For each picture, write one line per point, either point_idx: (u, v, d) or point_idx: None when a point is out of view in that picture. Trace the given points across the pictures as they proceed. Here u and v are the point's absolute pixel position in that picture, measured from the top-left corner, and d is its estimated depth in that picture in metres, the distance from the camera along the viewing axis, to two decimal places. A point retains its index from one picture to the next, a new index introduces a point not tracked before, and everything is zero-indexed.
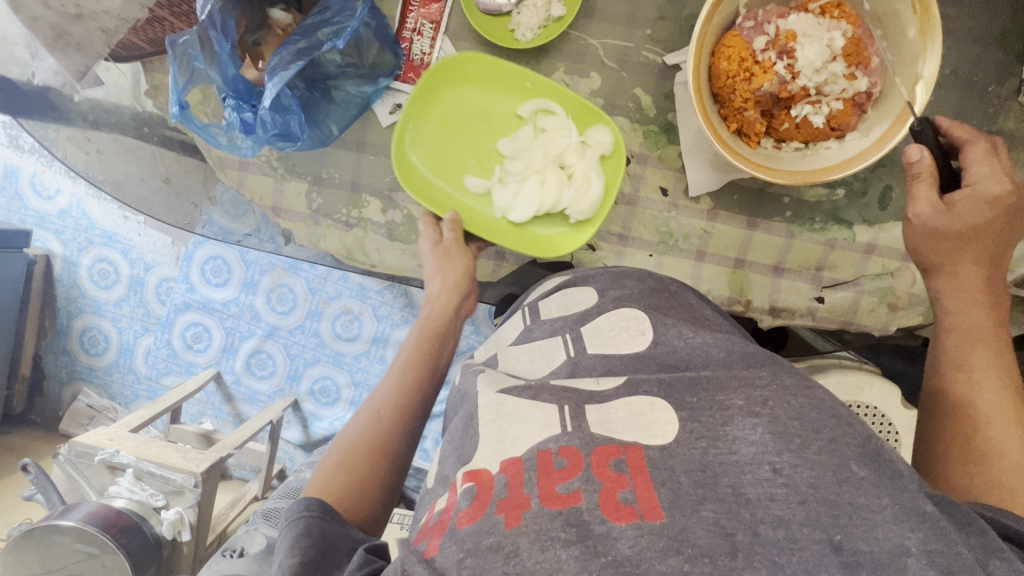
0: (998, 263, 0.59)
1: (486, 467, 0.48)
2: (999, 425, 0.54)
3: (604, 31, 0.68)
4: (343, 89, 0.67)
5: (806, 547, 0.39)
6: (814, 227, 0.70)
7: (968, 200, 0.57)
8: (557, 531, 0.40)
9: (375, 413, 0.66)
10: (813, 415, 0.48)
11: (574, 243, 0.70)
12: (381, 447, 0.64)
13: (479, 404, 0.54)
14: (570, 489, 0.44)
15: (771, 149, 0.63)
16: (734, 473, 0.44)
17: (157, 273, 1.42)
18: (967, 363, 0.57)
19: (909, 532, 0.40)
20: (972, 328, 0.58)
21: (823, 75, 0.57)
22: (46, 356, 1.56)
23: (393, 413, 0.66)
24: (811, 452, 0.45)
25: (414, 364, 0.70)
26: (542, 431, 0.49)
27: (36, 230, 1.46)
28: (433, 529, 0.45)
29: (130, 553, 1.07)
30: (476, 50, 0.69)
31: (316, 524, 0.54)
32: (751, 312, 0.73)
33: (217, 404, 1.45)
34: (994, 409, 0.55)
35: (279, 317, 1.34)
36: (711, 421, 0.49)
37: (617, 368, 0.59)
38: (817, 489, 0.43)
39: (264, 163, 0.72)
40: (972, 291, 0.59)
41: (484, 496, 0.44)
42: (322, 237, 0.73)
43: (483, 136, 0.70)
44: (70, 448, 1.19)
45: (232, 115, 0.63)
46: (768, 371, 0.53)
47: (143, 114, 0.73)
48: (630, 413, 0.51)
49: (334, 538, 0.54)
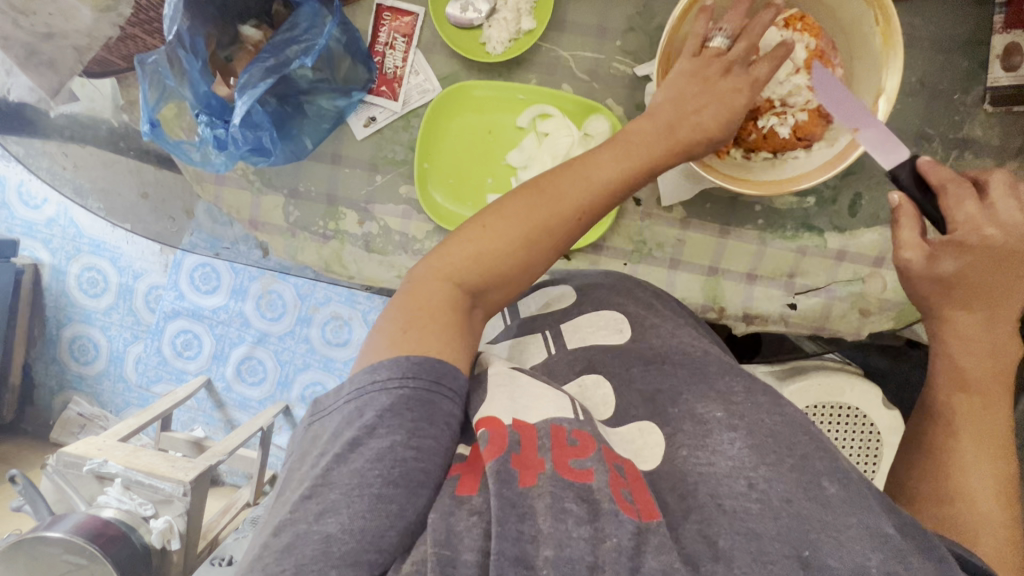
0: (1008, 306, 0.53)
1: (499, 416, 0.45)
2: (976, 466, 0.52)
3: (574, 43, 0.69)
4: (315, 104, 0.68)
5: (776, 561, 0.40)
6: (786, 234, 0.71)
7: (958, 248, 0.52)
8: (571, 503, 0.40)
9: (573, 203, 0.52)
10: (786, 431, 0.49)
11: (604, 228, 0.71)
12: (503, 234, 0.50)
13: (489, 372, 0.52)
14: (583, 467, 0.43)
15: (741, 158, 0.63)
16: (712, 483, 0.45)
17: (145, 281, 1.42)
18: (954, 406, 0.54)
19: (871, 553, 0.41)
20: (966, 371, 0.54)
21: (787, 87, 0.59)
22: (36, 365, 1.55)
23: (548, 215, 0.51)
24: (784, 467, 0.46)
25: (587, 182, 0.52)
26: (556, 411, 0.48)
27: (23, 240, 1.45)
28: (464, 468, 0.44)
29: (120, 563, 1.07)
30: (449, 62, 0.70)
31: (428, 428, 0.42)
32: (725, 318, 0.74)
33: (207, 411, 1.45)
34: (978, 453, 0.52)
35: (267, 324, 1.34)
36: (693, 431, 0.50)
37: (597, 358, 0.61)
38: (789, 503, 0.43)
39: (240, 176, 0.72)
40: (972, 337, 0.54)
41: (498, 441, 0.43)
42: (299, 249, 0.74)
43: (490, 156, 0.72)
44: (57, 459, 1.18)
45: (205, 131, 0.63)
46: (744, 388, 0.54)
47: (119, 128, 0.73)
48: (622, 442, 0.52)
49: (430, 414, 0.43)
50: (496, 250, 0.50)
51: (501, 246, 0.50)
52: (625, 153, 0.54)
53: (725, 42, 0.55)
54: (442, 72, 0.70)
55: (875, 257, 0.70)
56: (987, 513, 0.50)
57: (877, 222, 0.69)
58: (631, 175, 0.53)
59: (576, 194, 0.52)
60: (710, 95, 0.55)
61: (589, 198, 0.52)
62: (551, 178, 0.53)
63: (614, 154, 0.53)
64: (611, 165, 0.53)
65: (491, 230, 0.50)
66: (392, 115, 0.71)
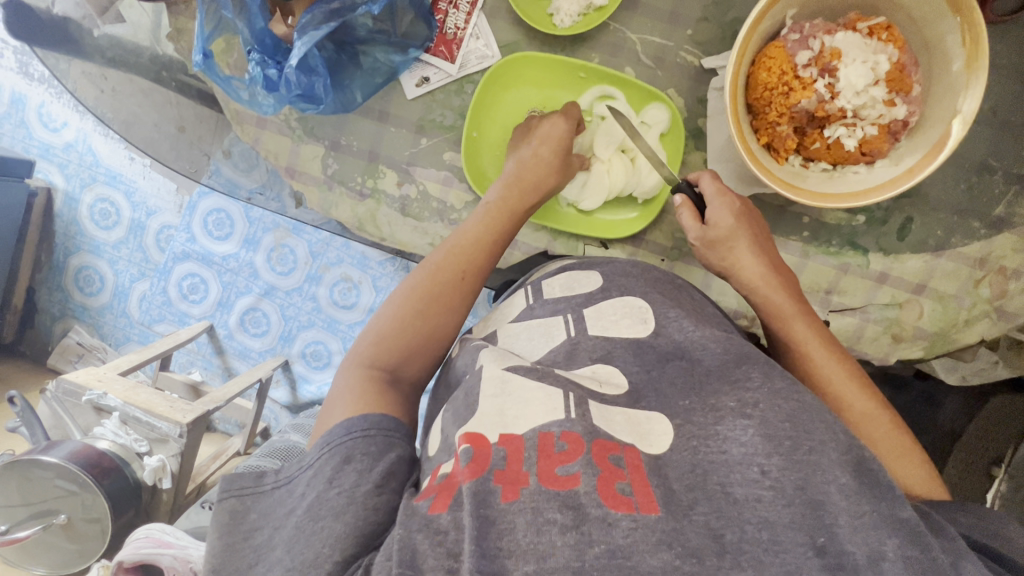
0: (753, 236, 0.60)
1: (484, 433, 0.44)
2: (842, 384, 0.54)
3: (644, 26, 0.67)
4: (371, 55, 0.66)
5: (789, 550, 0.38)
6: (829, 249, 0.70)
7: (719, 210, 0.60)
8: (552, 513, 0.38)
9: (449, 267, 0.59)
10: (805, 416, 0.45)
11: (646, 222, 0.71)
12: (410, 311, 0.56)
13: (482, 379, 0.49)
14: (569, 472, 0.41)
15: (798, 167, 0.62)
16: (723, 471, 0.43)
17: (158, 219, 1.40)
18: (795, 338, 0.57)
19: (886, 538, 0.38)
20: (774, 309, 0.59)
21: (863, 98, 0.56)
22: (40, 290, 1.54)
23: (442, 283, 0.58)
24: (801, 453, 0.43)
25: (469, 241, 0.61)
26: (545, 415, 0.45)
27: (39, 161, 1.42)
28: (438, 488, 0.42)
29: (111, 495, 1.06)
30: (512, 30, 0.68)
31: (351, 466, 0.44)
32: (756, 327, 0.74)
33: (207, 356, 1.45)
34: (854, 391, 0.54)
35: (277, 277, 1.33)
36: (702, 421, 0.46)
37: (618, 353, 0.54)
38: (803, 490, 0.41)
39: (282, 121, 0.70)
40: (769, 277, 0.59)
41: (481, 461, 0.42)
42: (334, 204, 0.72)
43: None
44: (58, 386, 1.18)
45: (255, 69, 0.63)
46: (761, 374, 0.48)
47: (163, 57, 0.70)
48: (628, 424, 0.47)
49: (349, 443, 0.46)
50: (412, 320, 0.56)
51: (413, 318, 0.56)
52: (492, 212, 0.62)
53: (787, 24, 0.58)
54: (504, 40, 0.68)
55: (916, 285, 0.69)
56: (894, 451, 0.52)
57: (924, 249, 0.68)
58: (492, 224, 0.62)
59: (454, 261, 0.59)
60: (543, 145, 0.65)
61: (467, 260, 0.60)
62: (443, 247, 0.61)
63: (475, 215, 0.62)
64: (476, 227, 0.61)
65: (392, 313, 0.57)
66: (446, 78, 0.69)
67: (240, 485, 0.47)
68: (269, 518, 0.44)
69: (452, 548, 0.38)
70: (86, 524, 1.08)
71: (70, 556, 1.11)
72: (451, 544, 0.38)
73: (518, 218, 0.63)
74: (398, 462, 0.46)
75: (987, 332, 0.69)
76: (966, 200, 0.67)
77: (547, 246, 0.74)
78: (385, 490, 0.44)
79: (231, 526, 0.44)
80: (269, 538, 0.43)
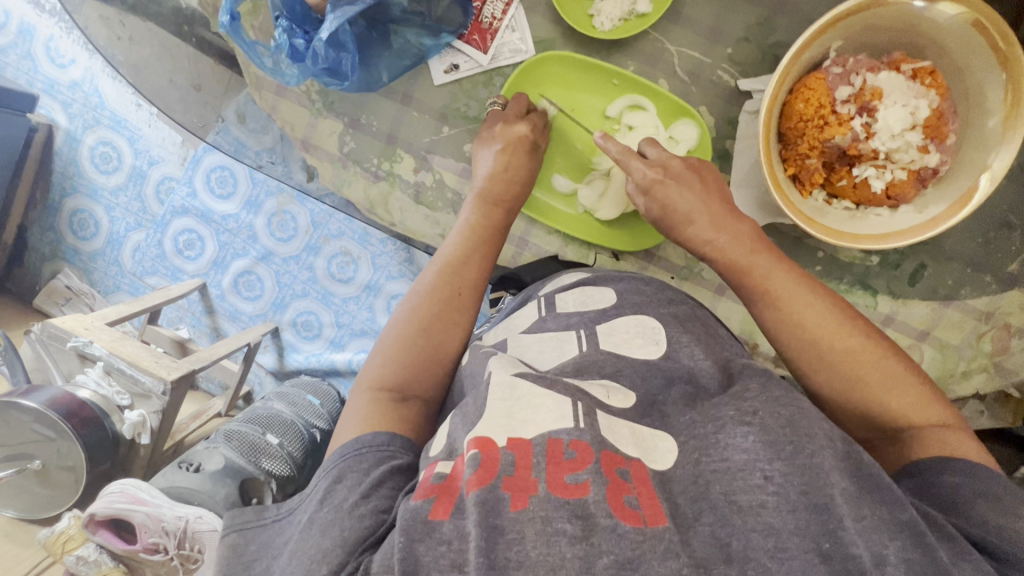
0: (705, 195, 0.59)
1: (492, 436, 0.42)
2: (827, 325, 0.53)
3: (683, 39, 0.65)
4: (402, 36, 0.64)
5: (795, 557, 0.37)
6: (840, 287, 0.70)
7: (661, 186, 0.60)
8: (563, 523, 0.37)
9: (440, 274, 0.60)
10: (804, 422, 0.44)
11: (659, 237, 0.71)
12: (415, 325, 0.57)
13: (489, 384, 0.47)
14: (578, 481, 0.40)
15: (821, 202, 0.61)
16: (725, 480, 0.42)
17: (161, 169, 1.37)
18: (772, 295, 0.55)
19: (888, 541, 0.39)
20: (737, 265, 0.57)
21: (898, 141, 0.55)
22: (32, 229, 1.51)
23: (438, 297, 0.58)
24: (803, 458, 0.42)
25: (467, 252, 0.61)
26: (553, 421, 0.43)
27: (43, 97, 1.38)
28: (438, 490, 0.41)
29: (88, 445, 1.05)
30: (549, 27, 0.66)
31: (340, 488, 0.45)
32: (757, 355, 0.77)
33: (196, 314, 1.43)
34: (854, 346, 0.52)
35: (277, 242, 1.31)
36: (704, 432, 0.46)
37: (626, 372, 0.52)
38: (807, 495, 0.40)
39: (303, 92, 0.68)
40: (735, 229, 0.57)
41: (490, 464, 0.40)
42: (347, 183, 0.70)
43: (567, 135, 0.70)
44: (42, 328, 1.15)
45: (282, 37, 0.61)
46: (759, 384, 0.49)
47: (186, 10, 0.67)
48: (633, 438, 0.46)
49: (347, 462, 0.47)
50: (415, 337, 0.56)
51: (417, 335, 0.56)
52: (475, 228, 0.63)
53: (828, 55, 0.57)
54: (540, 36, 0.67)
55: (920, 331, 0.69)
56: (901, 399, 0.50)
57: (933, 297, 0.68)
58: (486, 238, 0.63)
59: (449, 280, 0.60)
60: (513, 158, 0.64)
61: (463, 279, 0.60)
62: (438, 262, 0.61)
63: (456, 233, 0.63)
64: (458, 243, 0.62)
65: (393, 327, 0.57)
66: (477, 68, 0.67)
67: (242, 519, 0.47)
68: (268, 550, 0.45)
69: (455, 561, 0.37)
70: (59, 471, 1.06)
71: (40, 501, 1.10)
72: (455, 554, 0.37)
73: (500, 232, 0.64)
74: (390, 471, 0.46)
75: (983, 385, 0.70)
76: (982, 253, 0.67)
77: (558, 251, 0.75)
78: (373, 497, 0.44)
79: (231, 559, 0.44)
80: (268, 568, 0.43)
